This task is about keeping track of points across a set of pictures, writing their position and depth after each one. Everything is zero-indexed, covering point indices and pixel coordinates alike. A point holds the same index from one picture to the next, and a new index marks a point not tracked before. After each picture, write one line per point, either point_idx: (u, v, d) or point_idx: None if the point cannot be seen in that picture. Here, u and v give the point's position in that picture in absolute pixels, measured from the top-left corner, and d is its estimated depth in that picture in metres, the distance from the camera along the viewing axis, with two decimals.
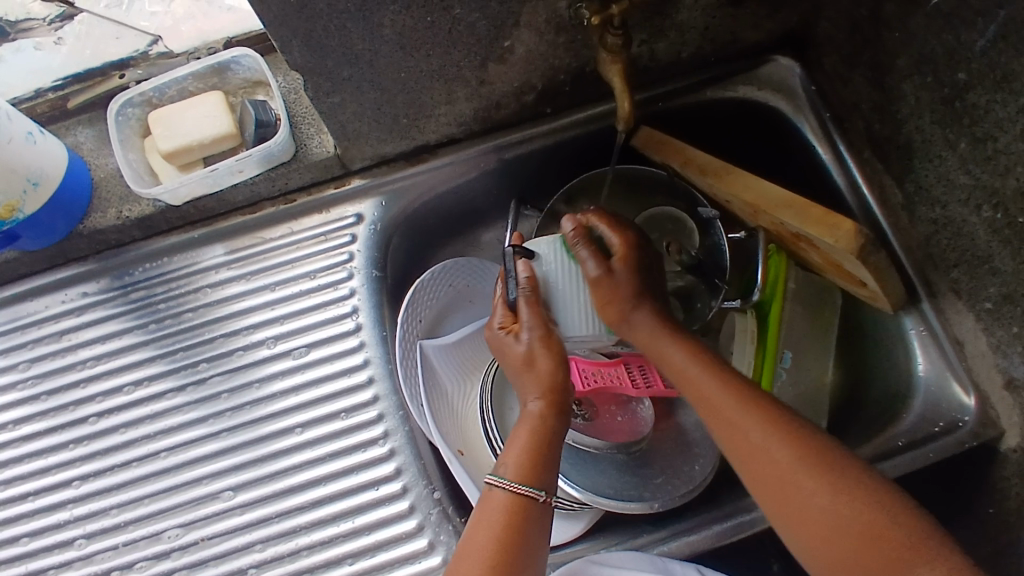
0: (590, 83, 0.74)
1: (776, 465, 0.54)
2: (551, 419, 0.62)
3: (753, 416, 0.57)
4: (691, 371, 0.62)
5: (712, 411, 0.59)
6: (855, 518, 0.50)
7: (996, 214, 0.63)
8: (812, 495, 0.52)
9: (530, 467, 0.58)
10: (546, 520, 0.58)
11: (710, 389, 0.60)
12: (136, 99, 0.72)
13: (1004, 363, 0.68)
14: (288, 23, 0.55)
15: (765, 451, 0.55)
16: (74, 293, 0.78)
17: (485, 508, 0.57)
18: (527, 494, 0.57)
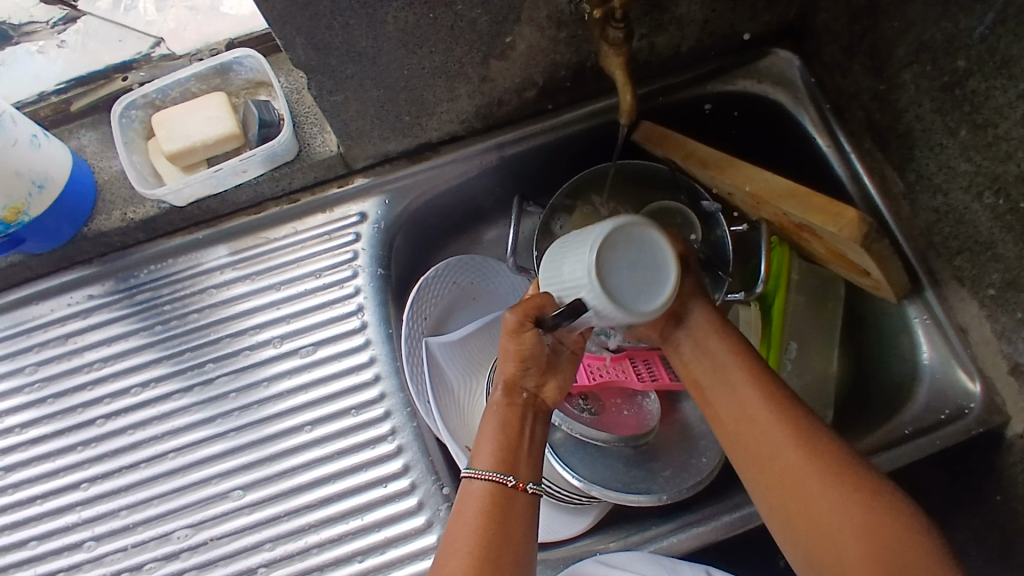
0: (591, 78, 0.74)
1: (800, 470, 0.55)
2: (517, 415, 0.62)
3: (783, 421, 0.57)
4: (727, 371, 0.62)
5: (742, 408, 0.60)
6: (873, 528, 0.51)
7: (998, 200, 0.63)
8: (831, 505, 0.53)
9: (506, 458, 0.59)
10: (529, 509, 0.58)
11: (745, 390, 0.60)
12: (139, 101, 0.73)
13: (1009, 349, 0.68)
14: (292, 21, 0.56)
15: (791, 457, 0.56)
16: (79, 296, 0.78)
17: (464, 500, 0.58)
18: (503, 482, 0.57)
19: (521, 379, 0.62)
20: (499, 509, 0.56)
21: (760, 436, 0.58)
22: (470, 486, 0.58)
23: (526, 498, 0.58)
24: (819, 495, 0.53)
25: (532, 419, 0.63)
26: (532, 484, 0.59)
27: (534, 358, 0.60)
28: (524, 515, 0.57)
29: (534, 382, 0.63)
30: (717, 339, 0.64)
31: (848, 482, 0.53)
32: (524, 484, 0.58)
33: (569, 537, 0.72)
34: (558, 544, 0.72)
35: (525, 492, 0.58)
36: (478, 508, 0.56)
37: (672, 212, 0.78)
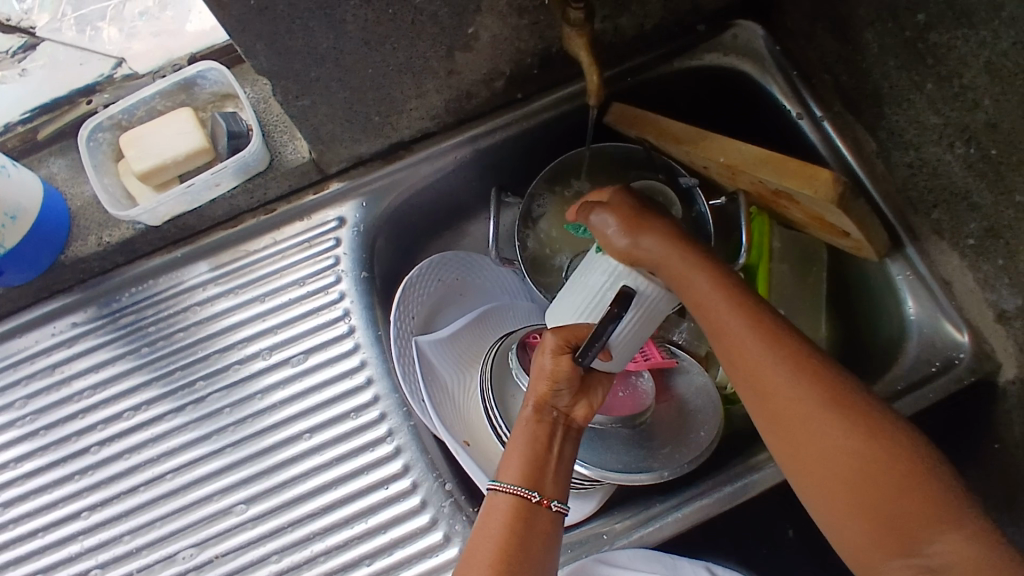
0: (558, 64, 0.74)
1: (797, 408, 0.51)
2: (545, 434, 0.61)
3: (776, 349, 0.53)
4: (698, 291, 0.58)
5: (724, 337, 0.56)
6: (865, 459, 0.48)
7: (970, 149, 0.64)
8: (823, 439, 0.50)
9: (533, 472, 0.59)
10: (552, 527, 0.58)
11: (724, 311, 0.56)
12: (105, 123, 0.72)
13: (993, 297, 0.69)
14: (252, 28, 0.56)
15: (784, 392, 0.52)
16: (62, 325, 0.78)
17: (488, 512, 0.58)
18: (527, 498, 0.58)
19: (553, 399, 0.62)
20: (522, 524, 0.57)
21: (756, 368, 0.53)
22: (495, 498, 0.58)
23: (550, 515, 0.58)
24: (815, 433, 0.50)
25: (561, 440, 0.62)
26: (556, 501, 0.59)
27: (568, 380, 0.61)
28: (547, 529, 0.57)
29: (565, 402, 0.62)
30: (678, 253, 0.60)
31: (841, 411, 0.50)
32: (549, 501, 0.58)
33: (573, 524, 0.73)
34: (567, 530, 0.72)
35: (549, 508, 0.58)
36: (503, 521, 0.57)
37: (652, 190, 0.77)
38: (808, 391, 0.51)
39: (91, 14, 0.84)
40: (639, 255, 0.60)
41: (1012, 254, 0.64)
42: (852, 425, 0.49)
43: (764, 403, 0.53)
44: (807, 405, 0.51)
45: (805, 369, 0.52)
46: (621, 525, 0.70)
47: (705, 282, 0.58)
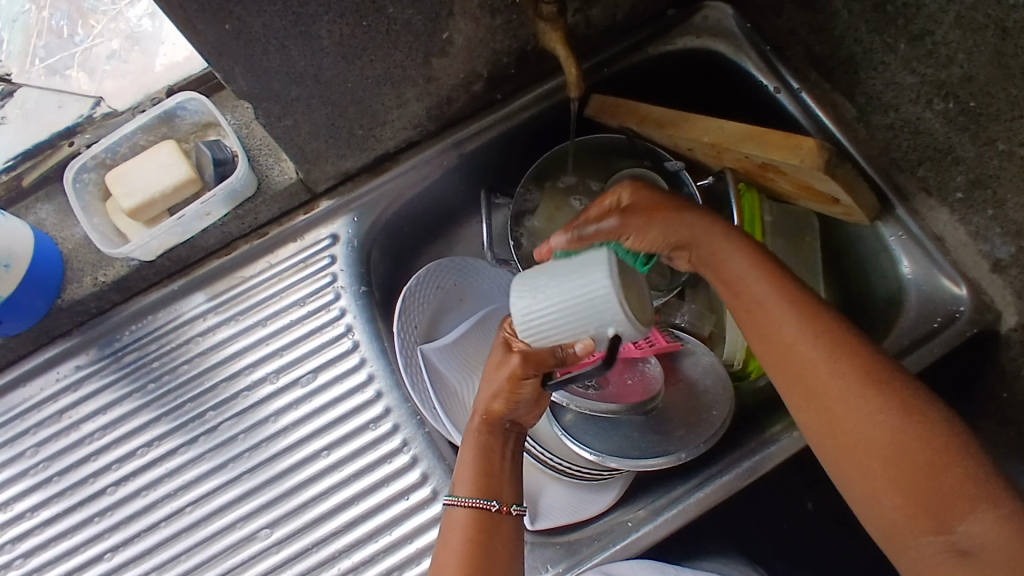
0: (534, 61, 0.74)
1: (849, 402, 0.51)
2: (499, 444, 0.61)
3: (823, 341, 0.54)
4: (755, 293, 0.58)
5: (775, 339, 0.56)
6: (911, 442, 0.49)
7: (949, 104, 0.65)
8: (860, 423, 0.51)
9: (488, 482, 0.58)
10: (514, 532, 0.58)
11: (778, 312, 0.56)
12: (90, 164, 0.72)
13: (987, 248, 0.70)
14: (228, 53, 0.56)
15: (835, 386, 0.52)
16: (66, 369, 0.77)
17: (447, 530, 0.57)
18: (488, 508, 0.57)
19: (510, 412, 0.60)
20: (482, 535, 0.56)
21: (803, 364, 0.54)
22: (452, 514, 0.57)
23: (509, 521, 0.58)
24: (863, 424, 0.51)
25: (513, 445, 0.62)
26: (516, 505, 0.58)
27: (527, 398, 0.60)
28: (509, 538, 0.57)
29: (519, 415, 0.61)
30: (727, 245, 0.60)
31: (871, 395, 0.51)
32: (509, 508, 0.58)
33: (597, 516, 0.72)
34: (591, 523, 0.72)
35: (509, 515, 0.58)
36: (462, 535, 0.56)
37: (641, 178, 0.79)
38: (859, 387, 0.51)
39: (59, 63, 0.82)
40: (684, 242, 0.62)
41: (1002, 203, 0.66)
42: (905, 416, 0.50)
43: (808, 396, 0.53)
44: (861, 399, 0.51)
45: (851, 362, 0.52)
46: (643, 512, 0.70)
47: (763, 284, 0.57)
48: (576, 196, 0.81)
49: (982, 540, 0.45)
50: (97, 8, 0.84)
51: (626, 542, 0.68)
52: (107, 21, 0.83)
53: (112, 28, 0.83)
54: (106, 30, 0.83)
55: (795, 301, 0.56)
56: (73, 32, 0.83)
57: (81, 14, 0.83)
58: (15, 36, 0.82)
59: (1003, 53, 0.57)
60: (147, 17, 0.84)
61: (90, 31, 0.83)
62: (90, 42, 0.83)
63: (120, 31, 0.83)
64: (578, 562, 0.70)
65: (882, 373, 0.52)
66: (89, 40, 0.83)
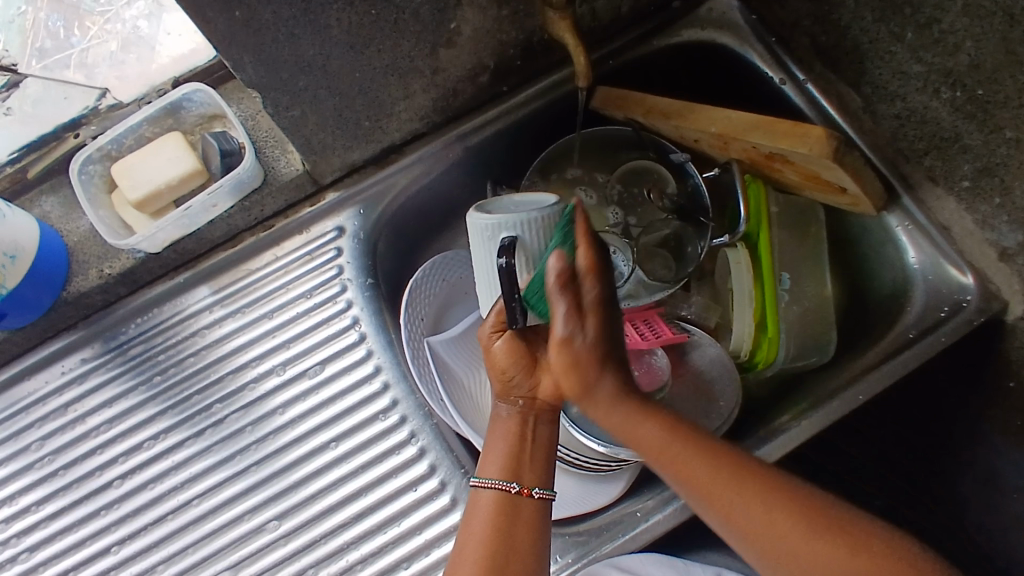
0: (540, 53, 0.74)
1: (799, 554, 0.50)
2: (518, 423, 0.59)
3: (737, 478, 0.53)
4: (651, 441, 0.56)
5: (706, 491, 0.54)
6: (869, 573, 0.49)
7: (956, 92, 0.65)
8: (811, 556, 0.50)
9: (508, 463, 0.57)
10: (537, 516, 0.56)
11: (692, 460, 0.54)
12: (95, 156, 0.72)
13: (994, 236, 0.70)
14: (238, 42, 0.56)
15: (781, 529, 0.51)
16: (71, 362, 0.77)
17: (471, 511, 0.56)
18: (508, 489, 0.56)
19: (511, 388, 0.60)
20: (505, 518, 0.55)
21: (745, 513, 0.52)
22: (477, 495, 0.57)
23: (533, 503, 0.56)
24: (826, 567, 0.50)
25: (535, 423, 0.60)
26: (538, 488, 0.57)
27: (515, 365, 0.59)
28: (532, 521, 0.56)
29: (526, 388, 0.60)
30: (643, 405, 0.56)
31: (807, 525, 0.51)
32: (531, 491, 0.56)
33: (605, 506, 0.72)
34: (596, 516, 0.72)
35: (531, 497, 0.56)
36: (485, 518, 0.55)
37: (647, 170, 0.80)
38: (802, 529, 0.51)
39: (55, 67, 0.80)
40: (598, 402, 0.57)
41: (1009, 191, 0.66)
42: (840, 536, 0.50)
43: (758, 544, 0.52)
44: (810, 542, 0.50)
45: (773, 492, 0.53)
46: (650, 503, 0.70)
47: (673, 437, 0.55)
48: (582, 187, 0.81)
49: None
50: (93, 10, 0.82)
51: (634, 533, 0.69)
52: (103, 22, 0.82)
53: (107, 29, 0.81)
54: (102, 31, 0.81)
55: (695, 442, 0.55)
56: (71, 33, 0.81)
57: (76, 15, 0.81)
58: (11, 38, 0.80)
59: (1010, 40, 0.57)
60: (143, 18, 0.82)
61: (87, 32, 0.81)
62: (88, 44, 0.81)
63: (117, 32, 0.81)
64: (585, 555, 0.69)
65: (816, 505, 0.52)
66: (86, 41, 0.81)
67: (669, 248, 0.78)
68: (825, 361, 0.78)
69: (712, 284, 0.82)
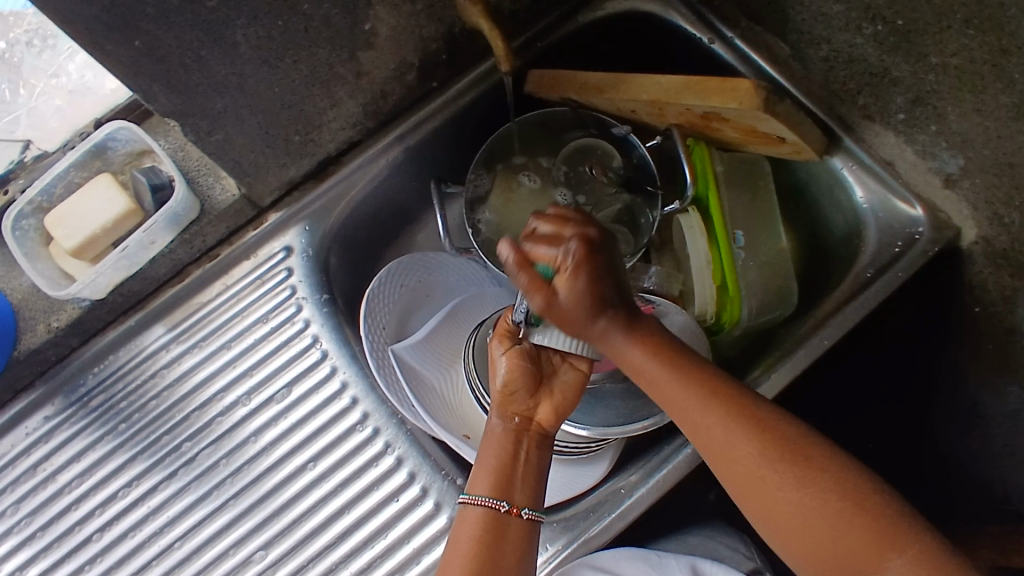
0: (464, 44, 0.73)
1: (763, 483, 0.50)
2: (511, 441, 0.58)
3: (729, 413, 0.52)
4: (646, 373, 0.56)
5: (681, 417, 0.54)
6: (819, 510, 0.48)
7: (878, 27, 0.65)
8: (784, 500, 0.49)
9: (497, 478, 0.56)
10: (524, 536, 0.55)
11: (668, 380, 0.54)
12: (27, 210, 0.70)
13: (937, 164, 0.70)
14: (143, 70, 0.54)
15: (761, 470, 0.50)
16: (34, 422, 0.75)
17: (457, 529, 0.55)
18: (497, 508, 0.55)
19: (512, 402, 0.60)
20: (493, 537, 0.54)
21: (709, 442, 0.52)
22: (465, 511, 0.56)
23: (520, 524, 0.55)
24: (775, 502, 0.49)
25: (528, 445, 0.59)
26: (528, 508, 0.55)
27: (519, 378, 0.60)
28: (519, 543, 0.54)
29: (525, 406, 0.60)
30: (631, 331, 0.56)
31: (790, 470, 0.49)
32: (520, 510, 0.55)
33: (591, 488, 0.72)
34: (583, 497, 0.72)
35: (520, 517, 0.55)
36: (471, 536, 0.54)
37: (591, 147, 0.80)
38: (770, 460, 0.50)
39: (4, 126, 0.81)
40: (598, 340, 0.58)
41: (944, 117, 0.66)
42: (822, 484, 0.48)
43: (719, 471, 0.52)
44: (769, 469, 0.50)
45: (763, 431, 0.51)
46: (634, 477, 0.70)
47: (655, 361, 0.55)
48: (526, 173, 0.80)
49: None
50: (36, 67, 0.84)
51: (619, 512, 0.68)
52: (48, 78, 0.83)
53: (52, 84, 0.82)
54: (48, 86, 0.82)
55: (692, 378, 0.54)
56: (17, 94, 0.83)
57: (20, 78, 0.83)
58: None
59: None
60: (85, 68, 0.82)
61: (33, 90, 0.83)
62: (32, 101, 0.82)
63: (61, 86, 0.82)
64: (569, 539, 0.69)
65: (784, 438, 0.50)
66: (31, 99, 0.82)
67: (623, 223, 0.78)
68: (787, 313, 0.78)
69: (672, 253, 0.81)
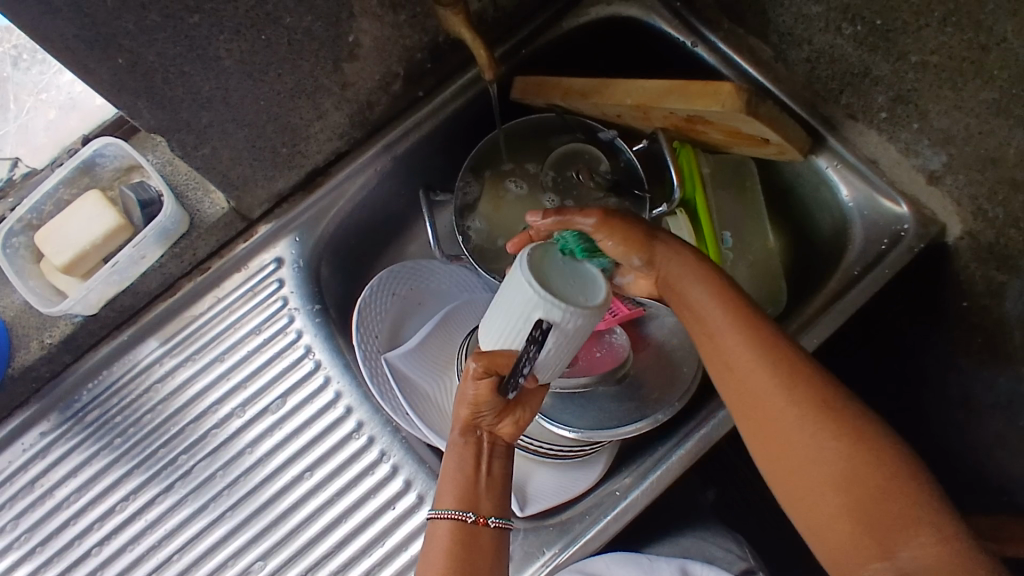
0: (448, 53, 0.74)
1: (796, 436, 0.51)
2: (474, 455, 0.57)
3: (778, 368, 0.53)
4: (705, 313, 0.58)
5: (728, 364, 0.56)
6: (858, 476, 0.48)
7: (857, 27, 0.65)
8: (813, 457, 0.50)
9: (463, 492, 0.55)
10: (493, 545, 0.55)
11: (728, 331, 0.56)
12: (17, 227, 0.71)
13: (920, 161, 0.71)
14: (127, 87, 0.55)
15: (797, 425, 0.51)
16: (30, 438, 0.75)
17: (428, 543, 0.55)
18: (465, 520, 0.54)
19: (478, 419, 0.57)
20: (463, 549, 0.53)
21: (756, 396, 0.54)
22: (433, 526, 0.55)
23: (489, 534, 0.55)
24: (811, 462, 0.50)
25: (491, 456, 0.58)
26: (496, 517, 0.55)
27: (491, 405, 0.55)
28: (489, 553, 0.54)
29: (489, 423, 0.58)
30: (694, 276, 0.59)
31: (827, 433, 0.50)
32: (488, 519, 0.55)
33: (586, 491, 0.72)
34: (578, 501, 0.72)
35: (488, 527, 0.55)
36: (439, 551, 0.53)
37: (578, 152, 0.81)
38: (809, 419, 0.51)
39: None
40: (657, 274, 0.61)
41: (925, 114, 0.66)
42: (854, 454, 0.49)
43: (756, 425, 0.54)
44: (807, 427, 0.51)
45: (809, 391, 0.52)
46: (628, 479, 0.70)
47: (719, 307, 0.57)
48: (513, 179, 0.81)
49: (927, 560, 0.45)
50: (24, 82, 0.82)
51: (615, 513, 0.68)
52: (37, 92, 0.82)
53: (42, 99, 0.82)
54: (37, 101, 0.82)
55: (750, 330, 0.55)
56: (6, 108, 0.82)
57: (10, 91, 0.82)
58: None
59: None
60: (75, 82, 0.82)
61: (23, 104, 0.82)
62: (23, 117, 0.81)
63: (52, 101, 0.82)
64: (564, 543, 0.69)
65: (834, 402, 0.52)
66: (22, 115, 0.82)
67: None
68: (778, 312, 0.77)
69: None
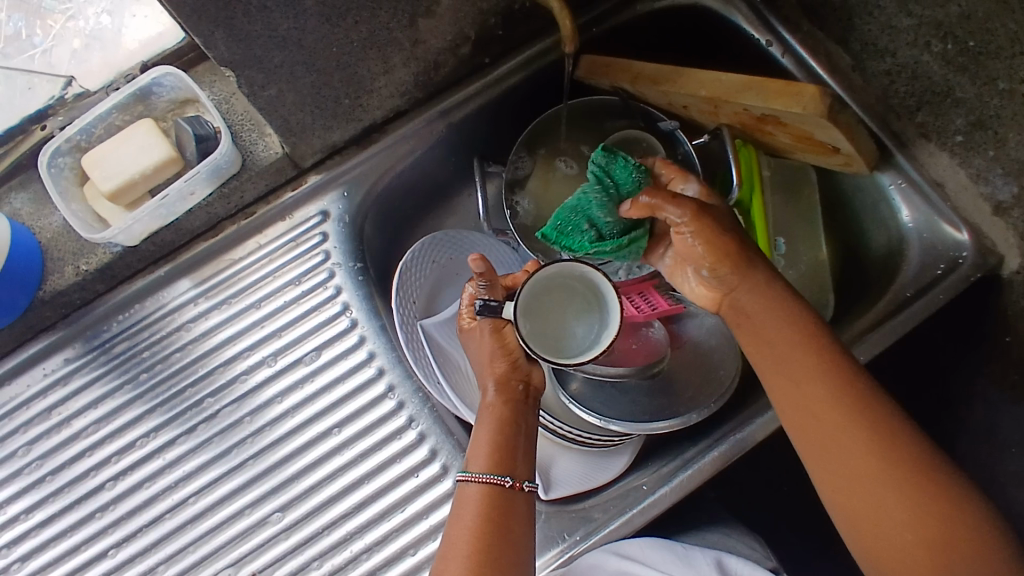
0: (521, 22, 0.71)
1: (867, 481, 0.53)
2: (511, 411, 0.59)
3: (853, 414, 0.54)
4: (780, 349, 0.58)
5: (802, 403, 0.56)
6: (931, 525, 0.50)
7: (947, 45, 0.65)
8: (883, 503, 0.52)
9: (496, 454, 0.55)
10: (527, 508, 0.56)
11: (807, 369, 0.56)
12: (64, 147, 0.69)
13: (988, 190, 0.70)
14: (207, 15, 0.53)
15: (869, 470, 0.53)
16: (53, 363, 0.74)
17: (460, 504, 0.55)
18: (502, 484, 0.54)
19: (511, 373, 0.60)
20: (498, 511, 0.54)
21: (836, 438, 0.54)
22: (464, 490, 0.55)
23: (523, 497, 0.55)
24: (885, 502, 0.52)
25: (524, 411, 0.60)
26: (528, 481, 0.56)
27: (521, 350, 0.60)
28: (524, 513, 0.55)
29: (523, 373, 0.61)
30: (777, 311, 0.59)
31: (904, 481, 0.52)
32: (523, 484, 0.56)
33: (612, 480, 0.71)
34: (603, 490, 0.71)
35: (522, 491, 0.55)
36: (474, 511, 0.54)
37: (636, 139, 0.78)
38: (884, 468, 0.52)
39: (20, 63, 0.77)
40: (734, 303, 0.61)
41: (1003, 142, 0.66)
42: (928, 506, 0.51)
43: (821, 460, 0.55)
44: (882, 475, 0.52)
45: (885, 439, 0.53)
46: (654, 474, 0.70)
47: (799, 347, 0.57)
48: (564, 157, 0.79)
49: None
50: (55, 9, 0.78)
51: (643, 507, 0.68)
52: (67, 20, 0.78)
53: (70, 27, 0.78)
54: (65, 29, 0.78)
55: (828, 372, 0.55)
56: (32, 33, 0.78)
57: (39, 15, 0.78)
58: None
59: None
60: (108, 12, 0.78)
61: (50, 31, 0.78)
62: (50, 43, 0.78)
63: (80, 30, 0.78)
64: (586, 531, 0.69)
65: (911, 453, 0.52)
66: (48, 41, 0.78)
67: None
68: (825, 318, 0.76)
69: None
